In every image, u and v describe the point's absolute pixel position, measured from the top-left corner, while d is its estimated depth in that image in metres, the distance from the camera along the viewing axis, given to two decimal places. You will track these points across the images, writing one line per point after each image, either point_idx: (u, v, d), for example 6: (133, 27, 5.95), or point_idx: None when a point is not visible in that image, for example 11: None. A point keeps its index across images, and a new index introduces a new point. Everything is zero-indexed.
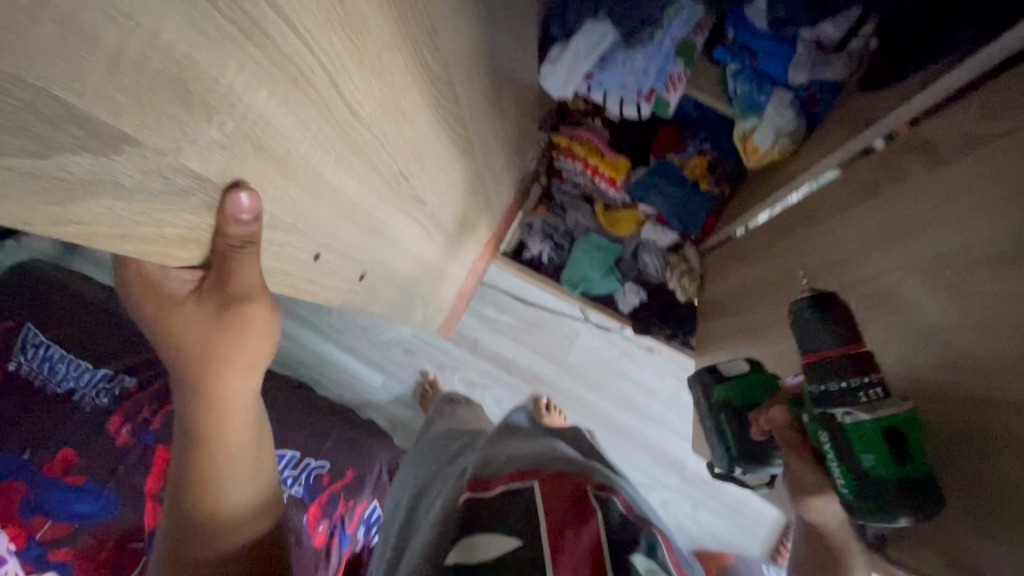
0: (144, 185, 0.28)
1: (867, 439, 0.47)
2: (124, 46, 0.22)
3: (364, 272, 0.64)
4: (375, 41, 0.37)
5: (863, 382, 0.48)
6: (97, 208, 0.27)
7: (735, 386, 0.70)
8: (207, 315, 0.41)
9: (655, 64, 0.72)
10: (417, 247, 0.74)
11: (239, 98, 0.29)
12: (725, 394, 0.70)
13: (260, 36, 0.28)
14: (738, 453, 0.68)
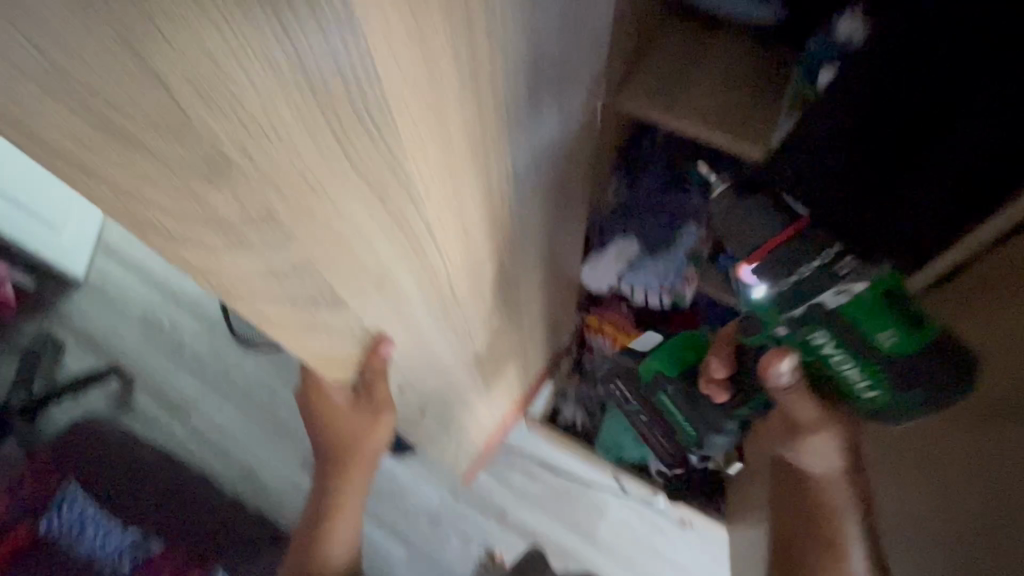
0: (240, 251, 0.34)
1: (879, 317, 0.53)
2: (229, 81, 0.25)
3: (425, 405, 0.79)
4: (458, 183, 0.46)
5: (829, 262, 0.57)
6: (197, 243, 0.32)
7: (665, 354, 0.97)
8: (357, 411, 0.63)
9: (674, 268, 0.93)
10: (458, 380, 0.82)
11: (319, 179, 0.33)
12: (658, 359, 0.97)
13: (357, 155, 0.34)
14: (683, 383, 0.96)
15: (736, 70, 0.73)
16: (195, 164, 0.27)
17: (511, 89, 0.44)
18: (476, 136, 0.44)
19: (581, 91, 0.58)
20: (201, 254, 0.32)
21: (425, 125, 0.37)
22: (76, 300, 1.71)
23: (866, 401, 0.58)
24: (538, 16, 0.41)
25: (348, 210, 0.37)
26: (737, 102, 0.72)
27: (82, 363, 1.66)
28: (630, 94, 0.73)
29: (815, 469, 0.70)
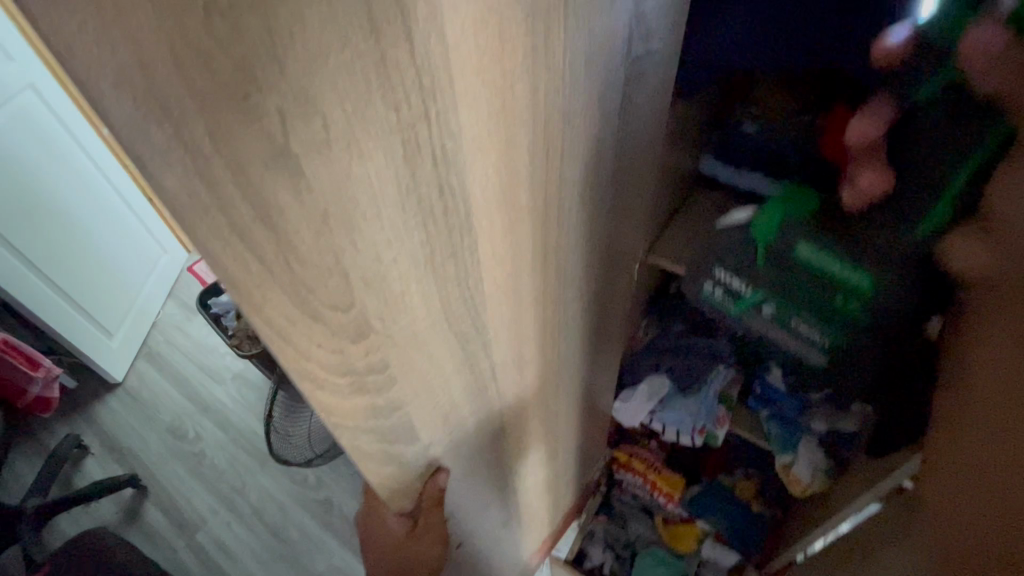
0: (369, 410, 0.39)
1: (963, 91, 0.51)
2: (394, 279, 0.33)
3: (461, 542, 0.78)
4: (523, 334, 0.55)
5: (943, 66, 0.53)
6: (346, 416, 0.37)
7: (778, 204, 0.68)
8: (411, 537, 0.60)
9: (704, 406, 0.98)
10: (494, 517, 0.83)
11: (430, 342, 0.41)
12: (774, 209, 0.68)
13: (457, 317, 0.42)
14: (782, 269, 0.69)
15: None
16: (347, 330, 0.33)
17: (569, 258, 0.54)
18: (538, 294, 0.53)
19: (623, 255, 0.68)
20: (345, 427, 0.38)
21: (504, 288, 0.46)
22: (111, 406, 1.74)
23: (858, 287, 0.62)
24: (593, 206, 0.53)
25: (438, 359, 0.43)
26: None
27: (102, 472, 1.63)
28: (663, 252, 0.84)
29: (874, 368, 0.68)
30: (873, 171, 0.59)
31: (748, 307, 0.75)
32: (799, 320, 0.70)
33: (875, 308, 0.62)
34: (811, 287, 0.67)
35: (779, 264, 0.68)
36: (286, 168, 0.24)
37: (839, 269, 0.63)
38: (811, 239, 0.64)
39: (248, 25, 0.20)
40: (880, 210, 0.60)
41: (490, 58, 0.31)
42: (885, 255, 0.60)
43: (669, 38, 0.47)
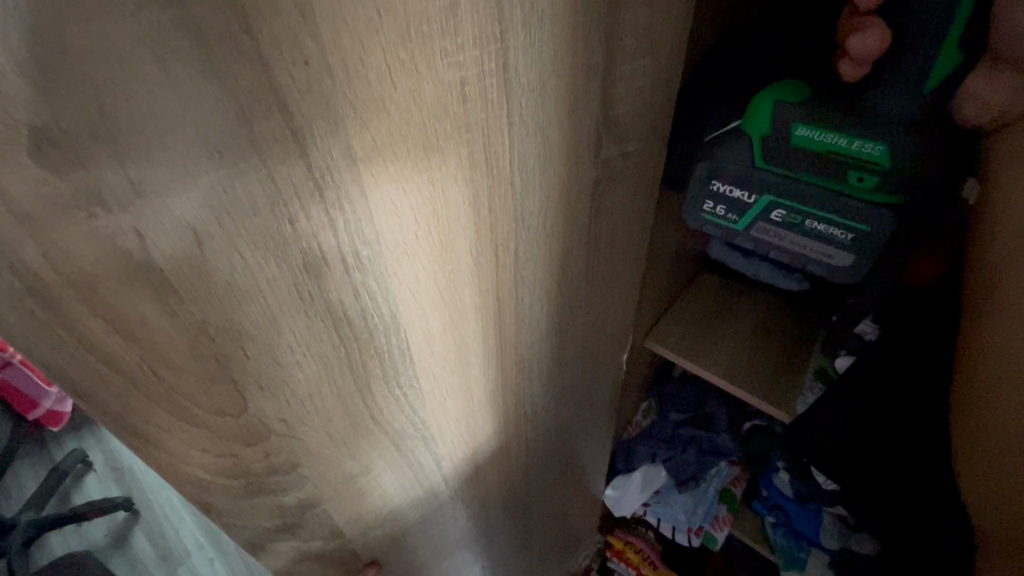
0: (270, 506, 0.36)
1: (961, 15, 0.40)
2: (295, 379, 0.31)
3: None
4: (479, 425, 0.51)
5: None
6: (242, 512, 0.35)
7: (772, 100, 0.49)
8: None
9: (703, 505, 0.90)
10: None
11: (350, 442, 0.38)
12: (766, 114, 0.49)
13: (385, 416, 0.40)
14: (773, 190, 0.53)
15: (770, 332, 0.75)
16: (238, 435, 0.31)
17: (533, 350, 0.51)
18: (494, 386, 0.50)
19: (607, 344, 0.64)
20: (242, 523, 0.36)
21: (448, 383, 0.43)
22: None
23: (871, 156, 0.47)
24: (562, 300, 0.50)
25: (365, 457, 0.40)
26: (769, 365, 0.72)
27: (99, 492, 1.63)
28: (662, 334, 0.75)
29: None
30: (871, 24, 0.42)
31: (754, 220, 0.56)
32: (818, 218, 0.53)
33: (874, 211, 0.50)
34: (818, 172, 0.50)
35: (785, 157, 0.50)
36: (150, 283, 0.23)
37: (840, 144, 0.47)
38: (811, 115, 0.48)
39: (90, 151, 0.19)
40: (890, 82, 0.44)
41: (413, 167, 0.29)
42: (885, 121, 0.45)
43: (649, 138, 0.45)
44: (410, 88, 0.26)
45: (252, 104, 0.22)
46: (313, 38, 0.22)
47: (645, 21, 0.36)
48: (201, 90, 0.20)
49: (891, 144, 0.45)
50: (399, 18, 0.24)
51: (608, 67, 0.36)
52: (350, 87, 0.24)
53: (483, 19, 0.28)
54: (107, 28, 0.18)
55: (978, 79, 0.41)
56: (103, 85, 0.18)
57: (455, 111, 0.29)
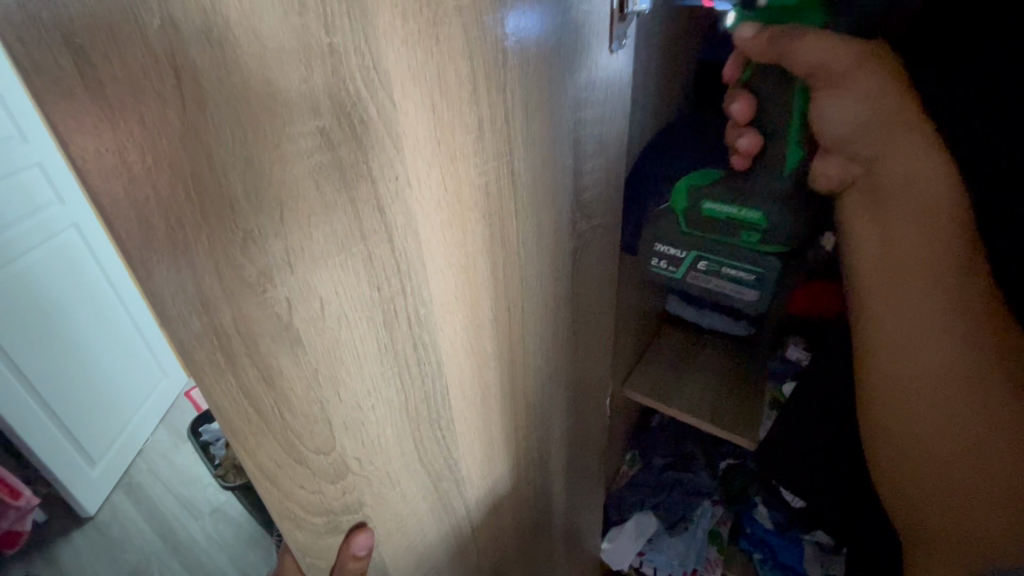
0: (337, 548, 0.41)
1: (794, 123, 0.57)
2: (368, 422, 0.39)
3: None
4: (497, 470, 0.58)
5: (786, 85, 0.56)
6: (317, 553, 0.40)
7: (693, 179, 0.63)
8: None
9: (693, 547, 0.92)
10: None
11: (400, 485, 0.44)
12: (686, 190, 0.63)
13: (427, 460, 0.46)
14: (695, 247, 0.64)
15: (725, 375, 0.85)
16: (327, 472, 0.37)
17: (536, 396, 0.60)
18: (507, 431, 0.57)
19: (594, 389, 0.73)
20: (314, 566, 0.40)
21: (473, 427, 0.51)
22: (77, 540, 1.59)
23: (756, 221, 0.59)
24: (555, 350, 0.60)
25: (411, 497, 0.46)
26: (731, 401, 0.82)
27: None
28: (635, 384, 0.86)
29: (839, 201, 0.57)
30: (748, 132, 0.59)
31: (687, 270, 0.66)
32: (731, 265, 0.63)
33: (767, 259, 0.61)
34: (722, 234, 0.62)
35: (700, 225, 0.63)
36: (289, 339, 0.31)
37: (734, 213, 0.60)
38: (712, 194, 0.61)
39: (271, 245, 0.28)
40: (761, 172, 0.59)
41: (454, 245, 0.40)
42: (764, 196, 0.59)
43: (609, 214, 0.59)
44: (454, 191, 0.38)
45: (364, 208, 0.32)
46: (401, 163, 0.33)
47: (599, 133, 0.51)
48: (337, 201, 0.30)
49: (767, 212, 0.58)
50: (449, 146, 0.36)
51: (577, 167, 0.50)
52: (419, 192, 0.35)
53: (499, 142, 0.40)
54: (293, 167, 0.28)
55: (819, 164, 0.56)
56: (285, 202, 0.28)
57: (481, 204, 0.41)
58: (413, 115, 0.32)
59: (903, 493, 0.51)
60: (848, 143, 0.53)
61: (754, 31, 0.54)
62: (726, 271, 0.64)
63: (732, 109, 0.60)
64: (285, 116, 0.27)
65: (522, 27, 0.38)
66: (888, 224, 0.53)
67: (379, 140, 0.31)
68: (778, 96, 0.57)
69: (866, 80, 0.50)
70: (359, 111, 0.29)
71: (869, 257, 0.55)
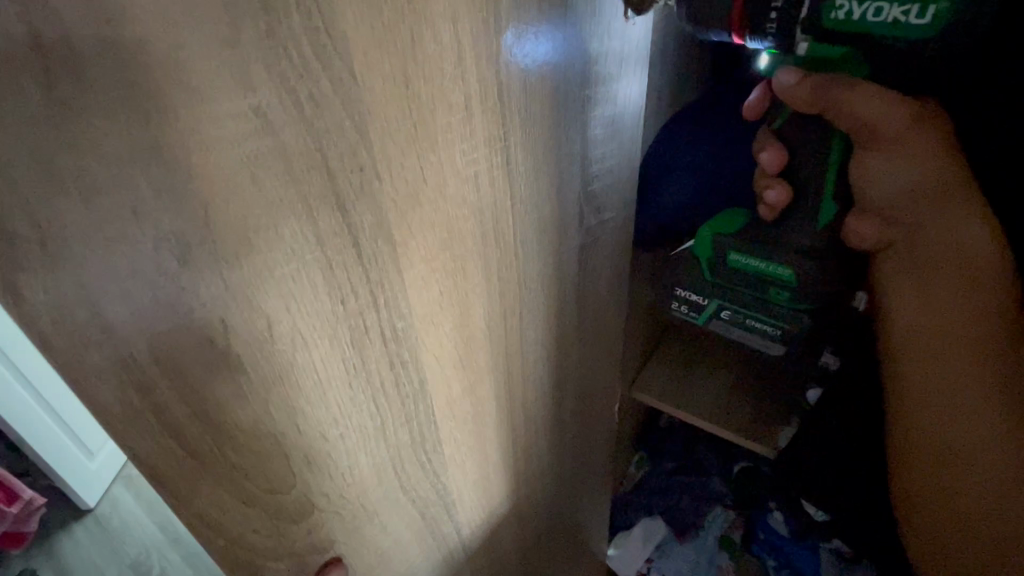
0: None
1: (830, 176, 0.52)
2: (336, 454, 0.33)
3: None
4: (493, 491, 0.53)
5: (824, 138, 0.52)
6: None
7: (717, 223, 0.58)
8: None
9: (705, 554, 0.88)
10: None
11: (378, 517, 0.39)
12: (712, 234, 0.58)
13: (410, 487, 0.41)
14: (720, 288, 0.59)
15: (743, 380, 0.79)
16: (285, 513, 0.32)
17: (538, 407, 0.54)
18: (504, 448, 0.51)
19: (601, 396, 0.68)
20: None
21: (465, 447, 0.45)
22: (79, 532, 1.59)
23: (785, 278, 0.54)
24: (559, 357, 0.54)
25: (392, 529, 0.41)
26: (751, 407, 0.75)
27: None
28: (645, 387, 0.80)
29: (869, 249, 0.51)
30: (778, 183, 0.54)
31: (709, 320, 0.63)
32: (757, 319, 0.59)
33: (799, 317, 0.56)
34: (748, 287, 0.57)
35: (725, 275, 0.58)
36: (226, 367, 0.25)
37: (761, 266, 0.55)
38: (740, 244, 0.56)
39: (195, 255, 0.22)
40: (788, 228, 0.54)
41: (438, 247, 0.34)
42: (793, 251, 0.53)
43: (621, 208, 0.52)
44: (436, 183, 0.32)
45: (319, 207, 0.26)
46: (367, 150, 0.27)
47: (610, 116, 0.44)
48: (282, 197, 0.24)
49: (796, 268, 0.53)
50: (429, 128, 0.30)
51: (585, 154, 0.43)
52: (391, 185, 0.29)
53: (491, 125, 0.34)
54: (219, 156, 0.22)
55: (852, 223, 0.50)
56: (212, 200, 0.22)
57: (470, 198, 0.34)
58: (382, 89, 0.26)
59: (935, 527, 0.52)
60: (896, 207, 0.48)
61: (796, 75, 0.49)
62: (750, 324, 0.59)
63: (762, 157, 0.55)
64: (204, 88, 0.20)
65: (526, 54, 0.34)
66: (930, 281, 0.48)
67: (336, 122, 0.25)
68: (813, 148, 0.52)
69: (917, 142, 0.46)
70: (308, 85, 0.23)
71: (904, 317, 0.51)
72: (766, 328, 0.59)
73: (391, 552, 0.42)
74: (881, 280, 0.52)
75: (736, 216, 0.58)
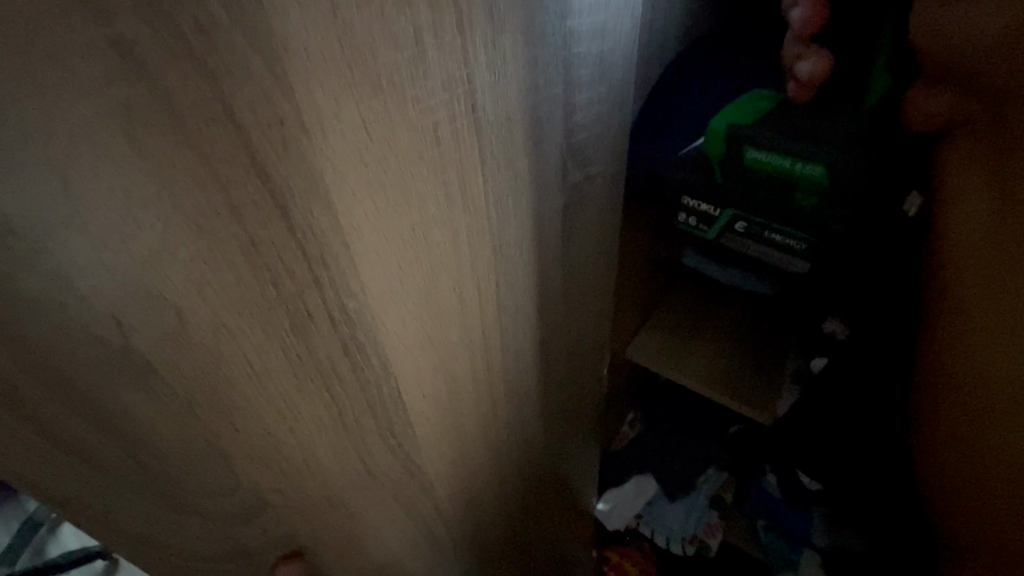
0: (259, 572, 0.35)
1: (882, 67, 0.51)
2: (283, 451, 0.30)
3: None
4: (474, 465, 0.50)
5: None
6: None
7: (730, 110, 0.56)
8: None
9: (693, 512, 0.89)
10: None
11: (341, 505, 0.36)
12: (725, 123, 0.56)
13: (379, 474, 0.38)
14: (733, 181, 0.58)
15: (734, 353, 0.76)
16: (228, 511, 0.29)
17: (522, 377, 0.51)
18: (485, 421, 0.49)
19: (592, 359, 0.65)
20: None
21: (442, 426, 0.42)
22: None
23: (816, 177, 0.54)
24: (544, 324, 0.50)
25: (360, 514, 0.39)
26: (758, 361, 0.75)
27: None
28: (638, 349, 0.77)
29: (936, 111, 0.49)
30: (812, 56, 0.51)
31: (723, 231, 0.63)
32: (777, 229, 0.59)
33: (829, 224, 0.56)
34: (772, 187, 0.57)
35: (740, 176, 0.57)
36: (127, 366, 0.22)
37: (785, 164, 0.54)
38: (758, 139, 0.55)
39: (59, 241, 0.18)
40: (829, 107, 0.54)
41: (393, 213, 0.29)
42: (832, 144, 0.53)
43: (612, 159, 0.47)
44: (384, 139, 0.26)
45: (229, 172, 0.21)
46: (287, 99, 0.21)
47: (598, 52, 0.38)
48: (174, 162, 0.19)
49: (830, 165, 0.53)
50: (370, 69, 0.24)
51: (569, 98, 0.38)
52: (325, 142, 0.24)
53: (451, 65, 0.28)
54: (68, 111, 0.17)
55: (915, 93, 0.50)
56: (67, 168, 0.17)
57: (429, 155, 0.29)
58: (300, 18, 0.21)
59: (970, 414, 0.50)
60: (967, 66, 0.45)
61: None
62: (767, 233, 0.60)
63: (797, 16, 0.52)
64: (25, 15, 0.15)
65: None
66: (1002, 157, 0.45)
67: (239, 59, 0.19)
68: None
69: None
70: (191, 9, 0.18)
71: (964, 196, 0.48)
72: (767, 253, 0.62)
73: (363, 531, 0.40)
74: (948, 162, 0.49)
75: (751, 97, 0.56)
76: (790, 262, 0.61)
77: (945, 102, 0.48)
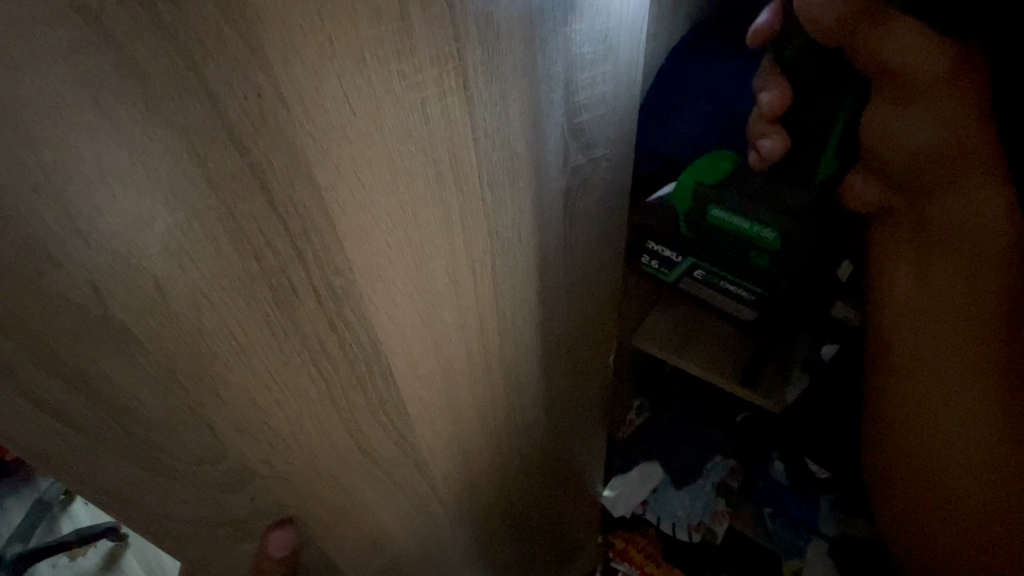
0: (250, 536, 0.36)
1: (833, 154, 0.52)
2: (268, 422, 0.30)
3: None
4: (471, 447, 0.51)
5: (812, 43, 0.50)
6: (211, 547, 0.34)
7: (695, 170, 0.59)
8: None
9: (699, 499, 0.88)
10: None
11: (331, 477, 0.37)
12: (688, 183, 0.59)
13: (370, 450, 0.39)
14: (695, 234, 0.61)
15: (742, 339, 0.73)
16: (215, 476, 0.30)
17: (521, 361, 0.51)
18: (482, 403, 0.49)
19: (597, 346, 0.64)
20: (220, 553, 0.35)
21: (436, 406, 0.43)
22: None
23: (768, 243, 0.55)
24: (545, 308, 0.50)
25: (351, 488, 0.39)
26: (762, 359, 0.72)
27: None
28: (648, 338, 0.75)
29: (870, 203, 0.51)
30: (775, 135, 0.53)
31: (682, 275, 0.65)
32: (730, 281, 0.62)
33: (776, 281, 0.58)
34: (729, 244, 0.59)
35: (703, 230, 0.60)
36: (108, 332, 0.22)
37: (744, 226, 0.56)
38: (719, 200, 0.57)
39: (35, 209, 0.18)
40: (777, 184, 0.55)
41: (380, 191, 0.29)
42: (785, 213, 0.54)
43: (619, 142, 0.45)
44: (370, 113, 0.26)
45: (205, 145, 0.21)
46: (264, 71, 0.21)
47: (604, 29, 0.37)
48: (148, 132, 0.19)
49: (781, 232, 0.54)
50: (354, 43, 0.23)
51: (570, 78, 0.36)
52: (307, 117, 0.23)
53: (441, 40, 0.27)
54: (38, 79, 0.17)
55: (853, 179, 0.51)
56: (39, 136, 0.17)
57: (418, 132, 0.29)
58: None
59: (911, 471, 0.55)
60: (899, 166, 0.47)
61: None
62: (721, 282, 0.63)
63: (766, 100, 0.53)
64: None
65: None
66: (932, 253, 0.48)
67: (212, 30, 0.19)
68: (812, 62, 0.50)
69: (942, 99, 0.42)
70: None
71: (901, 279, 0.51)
72: (724, 300, 0.65)
73: (354, 504, 0.41)
74: (888, 239, 0.52)
75: (713, 159, 0.60)
76: (743, 310, 0.64)
77: (879, 192, 0.50)
